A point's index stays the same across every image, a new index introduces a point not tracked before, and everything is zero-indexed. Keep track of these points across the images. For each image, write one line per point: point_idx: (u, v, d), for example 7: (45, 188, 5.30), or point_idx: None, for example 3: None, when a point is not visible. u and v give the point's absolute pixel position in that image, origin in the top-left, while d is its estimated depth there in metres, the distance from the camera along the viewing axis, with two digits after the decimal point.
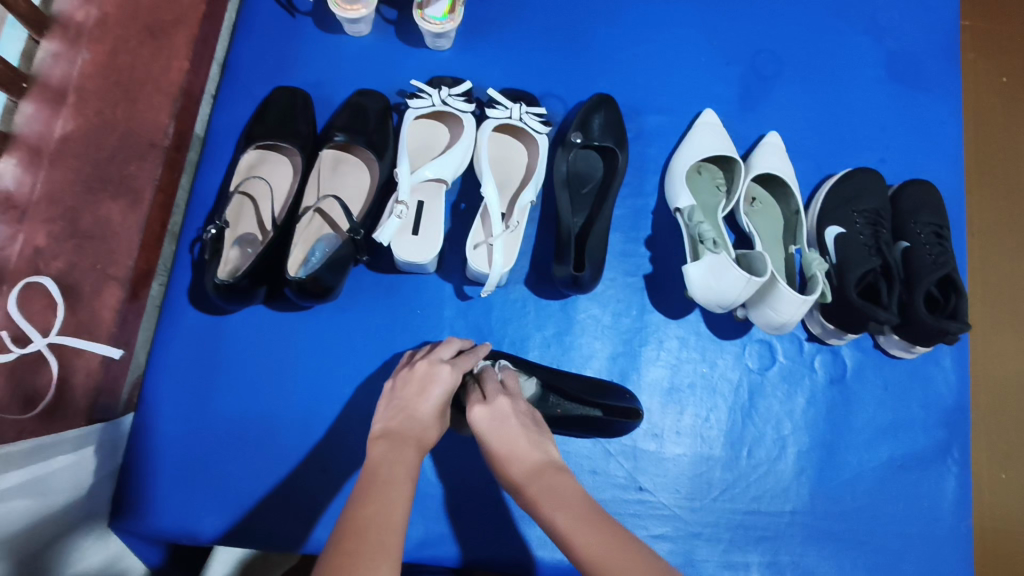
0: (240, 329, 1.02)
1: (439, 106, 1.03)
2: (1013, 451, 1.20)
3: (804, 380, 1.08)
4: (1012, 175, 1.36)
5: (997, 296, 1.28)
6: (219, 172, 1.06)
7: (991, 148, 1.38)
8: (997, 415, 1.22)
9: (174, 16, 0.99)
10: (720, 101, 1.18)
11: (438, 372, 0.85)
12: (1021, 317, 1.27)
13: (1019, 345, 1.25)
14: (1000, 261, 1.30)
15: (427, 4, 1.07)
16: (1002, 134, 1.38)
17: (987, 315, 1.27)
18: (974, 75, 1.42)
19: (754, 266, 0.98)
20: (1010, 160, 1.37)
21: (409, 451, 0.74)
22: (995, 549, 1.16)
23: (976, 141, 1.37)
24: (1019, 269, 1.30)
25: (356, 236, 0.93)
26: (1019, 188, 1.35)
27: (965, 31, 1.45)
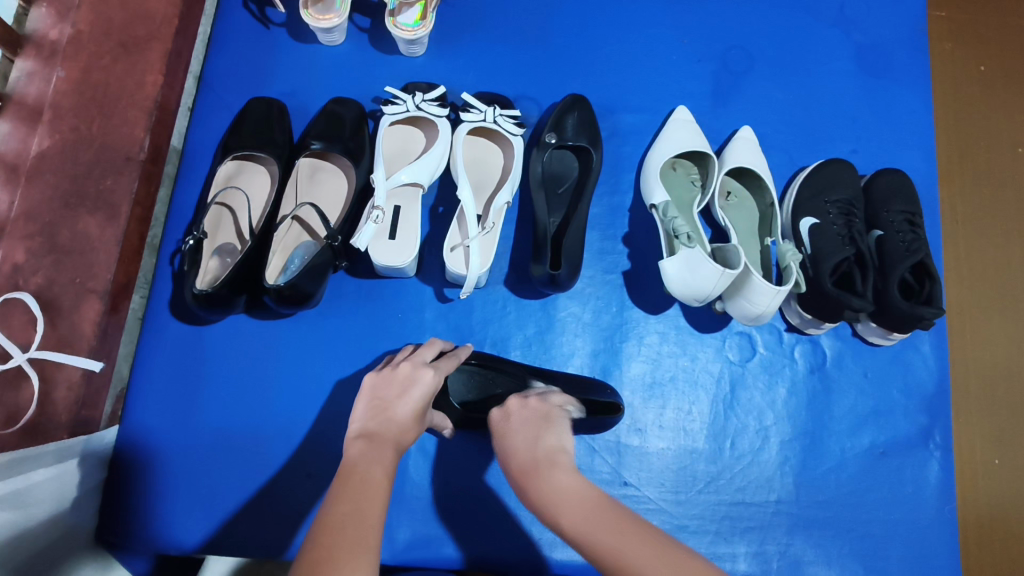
0: (222, 339, 1.02)
1: (413, 111, 1.05)
2: (1001, 435, 1.21)
3: (785, 371, 1.09)
4: (991, 163, 1.38)
5: (978, 283, 1.29)
6: (197, 184, 1.07)
7: (971, 136, 1.39)
8: (983, 401, 1.23)
9: (146, 31, 1.00)
10: (694, 98, 1.19)
11: (419, 372, 0.86)
12: (1002, 303, 1.29)
13: (1001, 331, 1.27)
14: (979, 247, 1.31)
15: (399, 12, 1.09)
16: (979, 121, 1.40)
17: (970, 301, 1.28)
18: (951, 64, 1.44)
19: (729, 259, 0.99)
20: (988, 148, 1.39)
21: (389, 452, 0.75)
22: (988, 534, 1.17)
23: (953, 130, 1.39)
24: (999, 255, 1.31)
25: (333, 242, 0.94)
26: (997, 175, 1.37)
27: (938, 22, 1.47)
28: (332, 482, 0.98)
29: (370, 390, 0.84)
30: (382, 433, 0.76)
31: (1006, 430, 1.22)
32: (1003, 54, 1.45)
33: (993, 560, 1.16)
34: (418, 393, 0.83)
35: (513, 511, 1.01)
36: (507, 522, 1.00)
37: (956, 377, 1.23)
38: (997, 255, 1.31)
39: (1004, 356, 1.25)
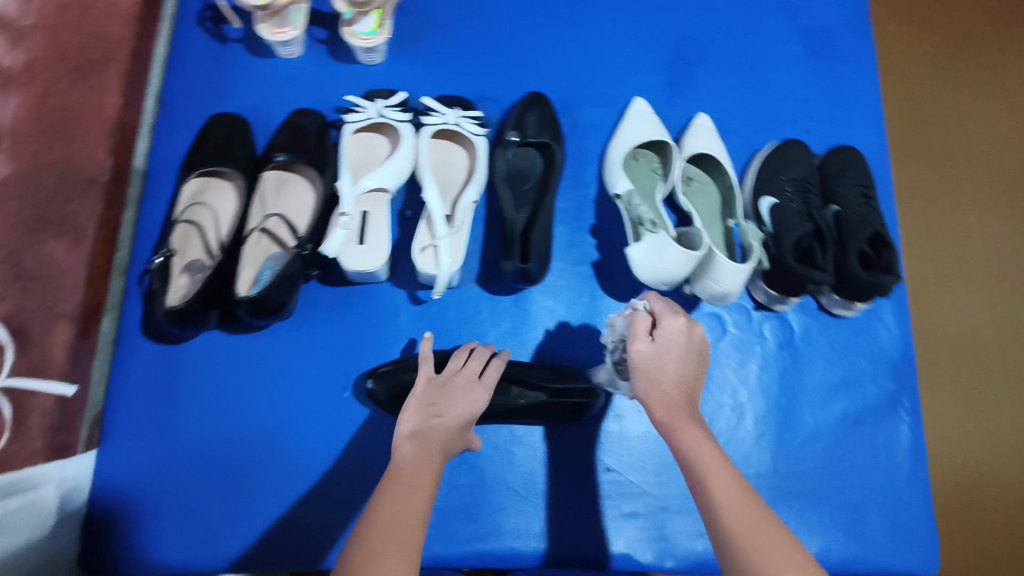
0: (196, 356, 1.03)
1: (376, 119, 1.07)
2: (976, 402, 1.28)
3: (755, 348, 1.13)
4: (942, 137, 1.46)
5: (938, 257, 1.37)
6: (163, 204, 1.07)
7: (918, 115, 1.47)
8: (953, 367, 1.30)
9: (103, 54, 0.98)
10: (650, 89, 1.22)
11: (469, 386, 0.89)
12: (963, 274, 1.36)
13: (962, 302, 1.34)
14: (937, 223, 1.39)
15: (354, 21, 1.12)
16: (929, 99, 1.48)
17: (930, 275, 1.36)
18: (902, 46, 1.51)
19: (693, 243, 1.01)
20: (939, 125, 1.46)
21: (437, 454, 0.79)
22: (967, 495, 1.24)
23: (907, 109, 1.47)
24: (954, 230, 1.39)
25: (304, 251, 0.96)
26: (949, 151, 1.45)
27: (886, 5, 1.54)
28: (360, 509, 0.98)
29: (421, 398, 0.86)
30: (431, 435, 0.80)
31: (967, 389, 1.29)
32: (949, 33, 1.53)
33: (961, 515, 1.23)
34: (466, 406, 0.86)
35: (501, 506, 1.02)
36: (494, 515, 1.02)
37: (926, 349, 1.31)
38: (947, 227, 1.39)
39: (970, 324, 1.33)
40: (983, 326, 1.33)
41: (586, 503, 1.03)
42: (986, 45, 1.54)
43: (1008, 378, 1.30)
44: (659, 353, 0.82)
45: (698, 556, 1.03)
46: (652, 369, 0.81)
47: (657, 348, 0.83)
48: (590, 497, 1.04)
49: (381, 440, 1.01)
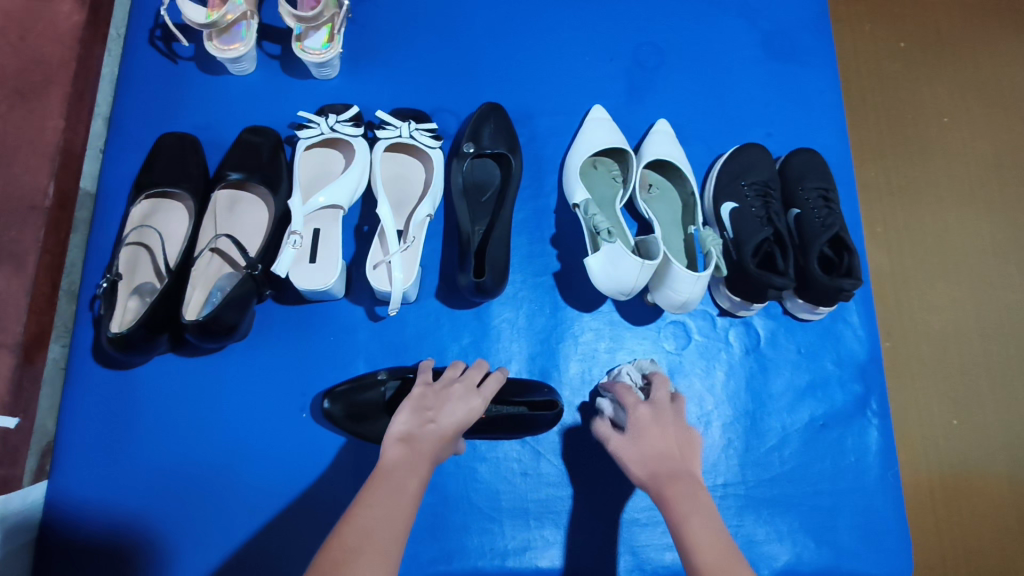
0: (148, 381, 1.00)
1: (328, 133, 1.05)
2: (960, 398, 1.27)
3: (721, 355, 1.11)
4: (919, 133, 1.45)
5: (916, 253, 1.36)
6: (114, 227, 1.05)
7: (892, 112, 1.46)
8: (934, 364, 1.29)
9: (42, 77, 0.97)
10: (609, 96, 1.22)
11: (466, 396, 0.86)
12: (940, 270, 1.35)
13: (940, 299, 1.33)
14: (914, 218, 1.38)
15: (305, 36, 1.11)
16: (902, 96, 1.47)
17: (907, 272, 1.34)
18: (874, 43, 1.50)
19: (650, 251, 1.00)
20: (913, 121, 1.46)
21: (424, 464, 0.77)
22: (955, 492, 1.23)
23: (881, 106, 1.46)
24: (930, 225, 1.38)
25: (254, 271, 0.94)
26: (925, 146, 1.44)
27: (859, 3, 1.53)
28: (324, 538, 0.96)
29: (416, 400, 0.84)
30: (421, 441, 0.78)
31: (943, 387, 1.28)
32: (921, 30, 1.53)
33: (949, 514, 1.22)
34: (460, 414, 0.83)
35: (465, 524, 1.01)
36: (456, 534, 1.00)
37: (906, 347, 1.30)
38: (924, 221, 1.38)
39: (952, 320, 1.32)
40: (960, 323, 1.32)
41: (548, 518, 1.02)
42: (959, 41, 1.54)
43: (986, 373, 1.29)
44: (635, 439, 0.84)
45: (665, 568, 1.02)
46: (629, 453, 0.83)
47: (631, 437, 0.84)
48: (554, 511, 1.02)
49: (339, 461, 0.99)
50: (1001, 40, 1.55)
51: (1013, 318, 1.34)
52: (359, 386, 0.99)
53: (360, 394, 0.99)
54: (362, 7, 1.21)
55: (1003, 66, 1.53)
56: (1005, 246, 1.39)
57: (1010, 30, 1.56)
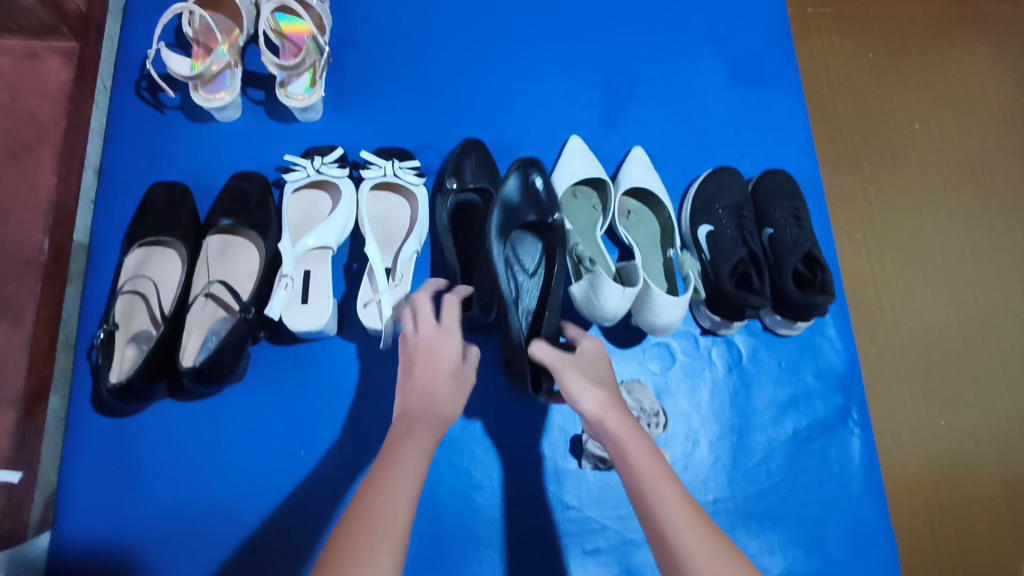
0: (147, 427, 1.02)
1: (313, 175, 1.09)
2: (946, 397, 1.32)
3: (705, 373, 1.15)
4: (891, 142, 1.51)
5: (897, 258, 1.41)
6: (108, 278, 1.07)
7: (863, 122, 1.52)
8: (920, 367, 1.33)
9: (36, 135, 1.02)
10: (586, 126, 1.26)
11: (438, 347, 0.85)
12: (920, 274, 1.40)
13: (920, 302, 1.38)
14: (891, 225, 1.43)
15: (288, 82, 1.14)
16: (874, 105, 1.53)
17: (889, 278, 1.39)
18: (842, 55, 1.56)
19: (629, 278, 1.05)
20: (883, 130, 1.51)
21: None
22: (949, 493, 1.25)
23: (853, 116, 1.51)
24: (906, 231, 1.43)
25: (248, 314, 0.97)
26: (898, 153, 1.50)
27: (826, 18, 1.59)
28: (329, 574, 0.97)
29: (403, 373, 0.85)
30: None
31: (929, 388, 1.32)
32: (887, 40, 1.59)
33: (946, 512, 1.25)
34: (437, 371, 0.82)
35: (468, 552, 1.02)
36: (459, 563, 1.02)
37: (891, 352, 1.34)
38: (901, 227, 1.44)
39: (933, 323, 1.37)
40: (940, 325, 1.37)
41: (547, 542, 1.04)
42: (924, 51, 1.60)
43: (968, 370, 1.34)
44: (583, 365, 0.85)
45: None
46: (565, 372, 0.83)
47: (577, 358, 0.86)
48: (552, 535, 1.04)
49: (341, 496, 1.01)
50: (963, 48, 1.61)
51: (990, 316, 1.39)
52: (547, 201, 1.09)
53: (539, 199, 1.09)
54: (343, 50, 1.25)
55: (967, 72, 1.59)
56: (979, 248, 1.44)
57: (971, 38, 1.62)
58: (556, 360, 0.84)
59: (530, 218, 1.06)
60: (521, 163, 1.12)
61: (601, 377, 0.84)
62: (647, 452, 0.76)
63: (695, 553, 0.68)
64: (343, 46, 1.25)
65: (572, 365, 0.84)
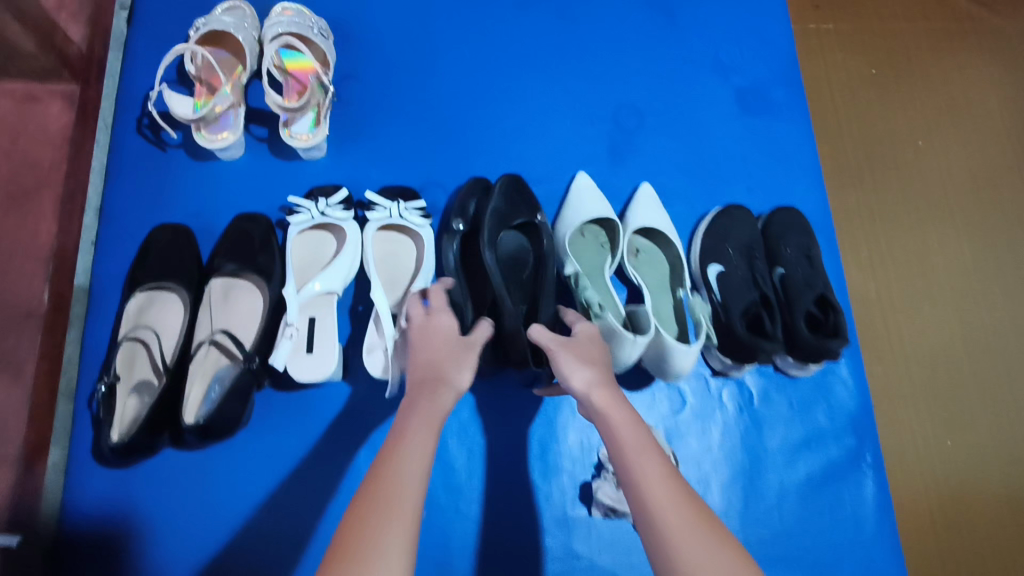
0: (149, 479, 0.99)
1: (318, 218, 1.07)
2: (954, 420, 1.29)
3: (716, 415, 1.13)
4: (896, 159, 1.49)
5: (906, 280, 1.38)
6: (109, 325, 1.04)
7: (868, 140, 1.50)
8: (927, 389, 1.31)
9: (35, 181, 1.06)
10: (593, 161, 1.24)
11: (439, 325, 0.88)
12: (928, 293, 1.38)
13: (930, 321, 1.36)
14: (898, 245, 1.41)
15: (291, 121, 1.12)
16: (878, 124, 1.51)
17: (897, 301, 1.37)
18: (845, 72, 1.54)
19: (640, 322, 1.03)
20: (886, 147, 1.50)
21: None
22: (961, 522, 1.23)
23: (858, 134, 1.49)
24: (912, 251, 1.41)
25: (252, 364, 0.96)
26: (903, 170, 1.48)
27: (830, 34, 1.58)
28: None
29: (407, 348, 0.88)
30: None
31: (937, 409, 1.30)
32: (892, 59, 1.57)
33: (957, 541, 1.22)
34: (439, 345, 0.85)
35: None
36: None
37: (903, 376, 1.32)
38: (909, 248, 1.41)
39: (942, 346, 1.34)
40: (948, 346, 1.34)
41: None
42: (930, 70, 1.58)
43: (976, 392, 1.32)
44: (579, 347, 0.86)
45: None
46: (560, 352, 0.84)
47: (574, 341, 0.86)
48: None
49: None
50: (969, 64, 1.59)
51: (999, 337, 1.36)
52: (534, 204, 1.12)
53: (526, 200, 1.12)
54: (348, 84, 1.23)
55: (971, 88, 1.58)
56: (989, 268, 1.42)
57: (977, 53, 1.60)
58: (554, 340, 0.85)
59: (520, 219, 1.09)
60: (506, 180, 1.12)
61: (593, 359, 0.85)
62: (632, 429, 0.76)
63: (689, 541, 0.67)
64: (347, 79, 1.23)
65: (566, 347, 0.85)
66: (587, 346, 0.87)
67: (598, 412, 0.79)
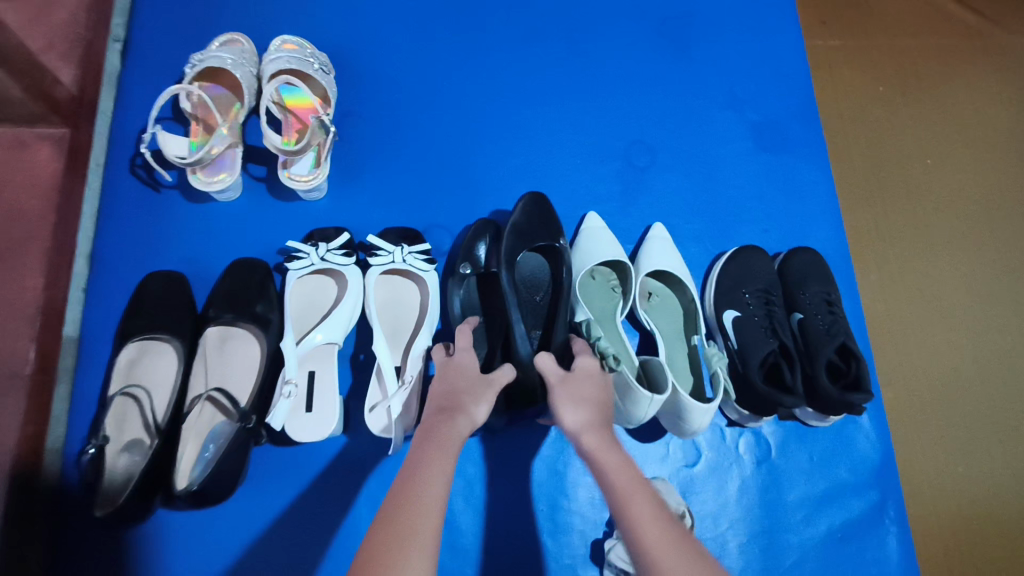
0: (141, 544, 0.95)
1: (318, 264, 1.02)
2: (963, 441, 1.21)
3: (732, 469, 1.09)
4: (907, 178, 1.40)
5: (914, 300, 1.30)
6: (98, 377, 1.00)
7: (874, 156, 1.41)
8: (935, 414, 1.23)
9: (22, 234, 0.98)
10: (603, 201, 1.20)
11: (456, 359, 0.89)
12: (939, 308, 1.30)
13: (944, 339, 1.28)
14: (910, 263, 1.33)
15: (291, 162, 1.08)
16: (886, 139, 1.43)
17: (910, 320, 1.28)
18: (852, 90, 1.46)
19: (654, 376, 0.98)
20: (898, 163, 1.41)
21: None
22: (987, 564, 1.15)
23: (865, 148, 1.41)
24: (922, 271, 1.33)
25: (248, 423, 0.91)
26: (909, 189, 1.39)
27: (838, 51, 1.50)
28: None
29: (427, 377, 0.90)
30: None
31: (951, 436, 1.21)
32: (900, 76, 1.50)
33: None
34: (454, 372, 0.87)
35: None
36: None
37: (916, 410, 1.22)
38: (924, 272, 1.33)
39: (953, 367, 1.26)
40: (961, 370, 1.26)
41: None
42: (944, 88, 1.51)
43: (991, 419, 1.24)
44: (580, 383, 0.85)
45: None
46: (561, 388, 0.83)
47: (572, 374, 0.85)
48: None
49: None
50: (979, 81, 1.53)
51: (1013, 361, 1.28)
52: (557, 227, 1.05)
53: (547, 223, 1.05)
54: (349, 121, 1.19)
55: (982, 104, 1.51)
56: (1009, 295, 1.34)
57: (987, 70, 1.54)
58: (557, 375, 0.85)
59: (538, 242, 1.02)
60: (527, 198, 1.10)
61: (591, 397, 0.82)
62: (625, 472, 0.72)
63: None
64: (349, 116, 1.19)
65: (566, 384, 0.84)
66: (591, 382, 0.85)
67: (589, 456, 0.76)
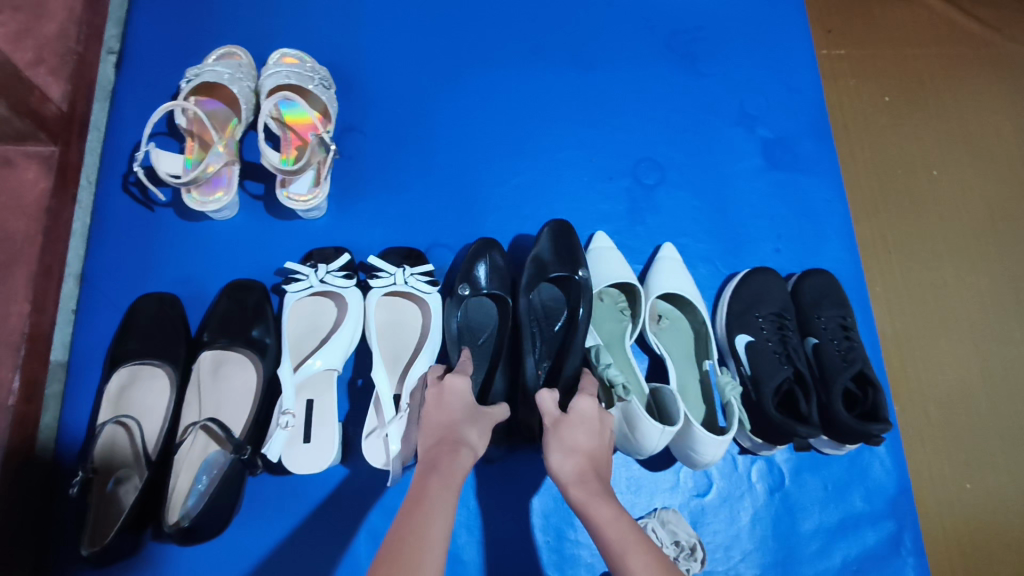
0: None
1: (317, 286, 0.98)
2: (970, 457, 1.16)
3: (744, 497, 1.05)
4: (913, 189, 1.35)
5: (924, 316, 1.24)
6: (87, 404, 0.97)
7: (880, 168, 1.36)
8: (944, 433, 1.17)
9: (8, 256, 0.96)
10: (609, 219, 1.17)
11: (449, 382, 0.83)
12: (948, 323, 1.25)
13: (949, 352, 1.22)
14: (919, 277, 1.27)
15: (288, 182, 1.04)
16: (892, 150, 1.38)
17: (916, 333, 1.23)
18: (857, 99, 1.41)
19: (666, 404, 0.94)
20: (907, 174, 1.36)
21: None
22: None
23: (871, 161, 1.36)
24: (932, 285, 1.27)
25: (242, 455, 0.86)
26: (915, 200, 1.34)
27: (843, 60, 1.45)
28: None
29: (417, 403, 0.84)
30: None
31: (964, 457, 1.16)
32: (906, 84, 1.44)
33: None
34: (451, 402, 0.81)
35: None
36: None
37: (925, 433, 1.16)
38: (932, 285, 1.27)
39: (965, 386, 1.20)
40: (978, 391, 1.20)
41: None
42: (952, 94, 1.45)
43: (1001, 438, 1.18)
44: (576, 425, 0.79)
45: None
46: (554, 434, 0.78)
47: (566, 418, 0.80)
48: None
49: None
50: (984, 87, 1.47)
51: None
52: (580, 260, 1.03)
53: (570, 254, 1.03)
54: (349, 136, 1.15)
55: (991, 111, 1.45)
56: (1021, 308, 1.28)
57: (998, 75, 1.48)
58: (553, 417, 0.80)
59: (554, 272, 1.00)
60: (554, 225, 1.07)
61: (586, 445, 0.78)
62: (618, 530, 0.69)
63: None
64: (349, 131, 1.16)
65: (559, 425, 0.79)
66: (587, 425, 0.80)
67: (579, 510, 0.73)
